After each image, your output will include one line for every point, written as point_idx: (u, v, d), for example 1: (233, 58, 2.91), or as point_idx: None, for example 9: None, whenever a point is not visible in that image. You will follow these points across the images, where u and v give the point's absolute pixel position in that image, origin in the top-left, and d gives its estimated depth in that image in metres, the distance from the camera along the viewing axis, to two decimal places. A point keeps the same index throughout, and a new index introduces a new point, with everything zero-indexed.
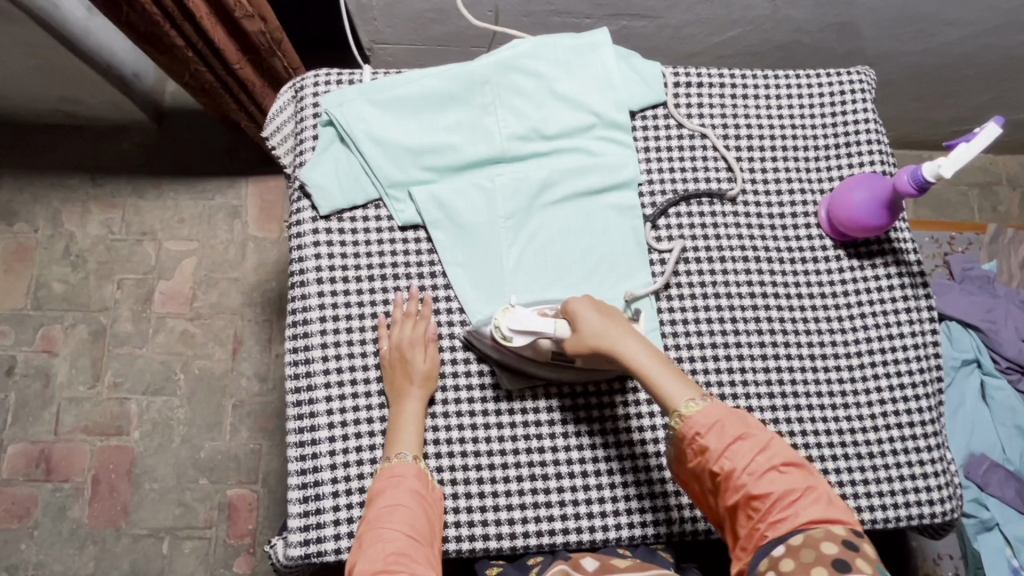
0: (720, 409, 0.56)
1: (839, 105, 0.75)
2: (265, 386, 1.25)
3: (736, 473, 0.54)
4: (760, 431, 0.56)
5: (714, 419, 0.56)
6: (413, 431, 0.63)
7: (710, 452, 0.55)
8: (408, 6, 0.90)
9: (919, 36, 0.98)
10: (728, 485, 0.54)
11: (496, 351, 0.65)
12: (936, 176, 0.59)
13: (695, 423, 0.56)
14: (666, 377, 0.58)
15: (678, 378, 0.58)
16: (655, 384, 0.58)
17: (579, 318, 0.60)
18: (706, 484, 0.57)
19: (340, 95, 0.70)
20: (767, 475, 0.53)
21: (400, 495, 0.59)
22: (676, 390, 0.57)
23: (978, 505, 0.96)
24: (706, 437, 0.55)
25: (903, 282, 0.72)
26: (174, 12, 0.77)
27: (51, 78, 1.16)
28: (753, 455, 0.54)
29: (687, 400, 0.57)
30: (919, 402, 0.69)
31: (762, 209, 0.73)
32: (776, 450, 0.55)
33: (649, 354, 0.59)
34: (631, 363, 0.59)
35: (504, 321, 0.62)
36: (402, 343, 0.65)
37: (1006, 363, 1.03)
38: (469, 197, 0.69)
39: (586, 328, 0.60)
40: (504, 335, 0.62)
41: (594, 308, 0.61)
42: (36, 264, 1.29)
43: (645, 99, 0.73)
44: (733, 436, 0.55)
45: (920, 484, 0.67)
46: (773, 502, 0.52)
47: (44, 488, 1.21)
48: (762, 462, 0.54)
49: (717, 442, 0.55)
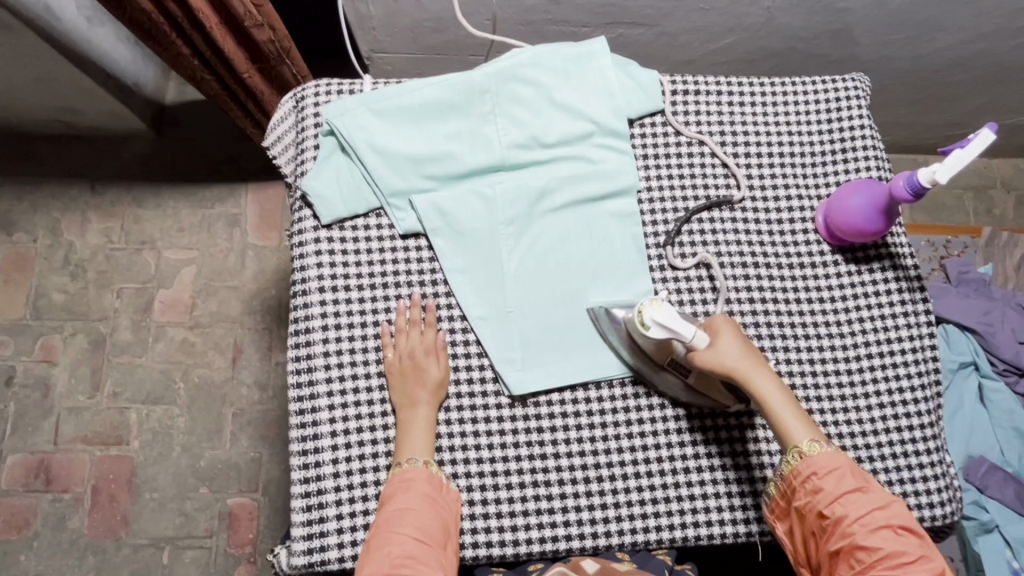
0: (841, 457, 0.57)
1: (834, 111, 0.76)
2: (265, 394, 1.25)
3: (847, 519, 0.54)
4: (882, 492, 0.56)
5: (836, 466, 0.57)
6: (424, 437, 0.64)
7: (823, 494, 0.56)
8: (407, 15, 0.91)
9: (912, 42, 0.99)
10: (834, 529, 0.55)
11: (628, 343, 0.66)
12: (931, 182, 0.60)
13: (815, 463, 0.57)
14: (790, 416, 0.59)
15: (802, 417, 0.60)
16: (779, 418, 0.59)
17: (720, 337, 0.62)
18: (809, 526, 0.57)
19: (341, 105, 0.71)
20: (879, 531, 0.54)
21: (409, 500, 0.59)
22: (799, 428, 0.59)
23: (977, 508, 0.97)
24: (822, 478, 0.56)
25: (900, 287, 0.72)
26: (179, 21, 0.78)
27: (51, 89, 1.17)
28: (869, 509, 0.54)
29: (809, 439, 0.58)
30: (917, 404, 0.70)
31: (761, 215, 0.73)
32: (894, 511, 0.55)
33: (781, 393, 0.60)
34: (756, 392, 0.60)
35: (648, 310, 0.61)
36: (412, 353, 0.66)
37: (1004, 366, 1.03)
38: (469, 205, 0.70)
39: (722, 348, 0.61)
40: (642, 322, 0.61)
41: (735, 335, 0.62)
42: (37, 273, 1.29)
43: (643, 107, 0.74)
44: (852, 486, 0.56)
45: (921, 487, 0.68)
46: (881, 558, 0.53)
47: (43, 499, 1.21)
48: (877, 517, 0.54)
49: (832, 486, 0.56)
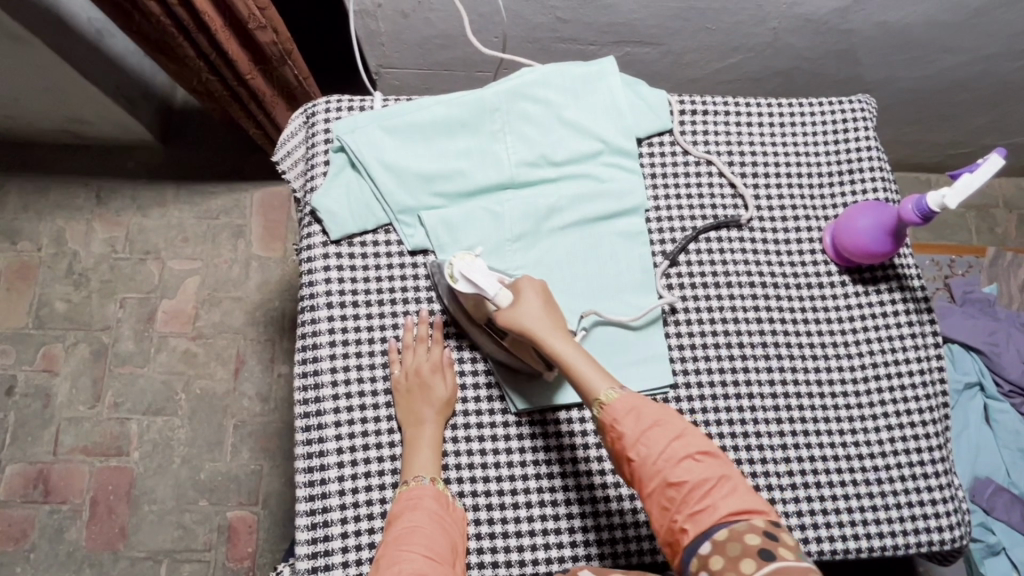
0: (638, 397, 0.57)
1: (841, 132, 0.76)
2: (267, 406, 1.25)
3: (650, 459, 0.54)
4: (679, 421, 0.56)
5: (632, 406, 0.57)
6: (432, 455, 0.63)
7: (627, 439, 0.56)
8: (416, 32, 0.91)
9: (916, 64, 1.00)
10: (643, 471, 0.55)
11: (450, 295, 0.66)
12: (941, 206, 0.60)
13: (614, 410, 0.57)
14: (588, 368, 0.59)
15: (600, 368, 0.60)
16: (575, 372, 0.59)
17: (523, 297, 0.61)
18: (627, 474, 0.57)
19: (351, 122, 0.71)
20: (682, 462, 0.54)
21: (418, 517, 0.58)
22: (598, 379, 0.59)
23: (983, 529, 0.96)
24: (623, 424, 0.56)
25: (908, 308, 0.72)
26: (188, 26, 0.78)
27: (59, 100, 1.17)
28: (667, 443, 0.55)
29: (607, 388, 0.58)
30: (926, 426, 0.69)
31: (768, 234, 0.74)
32: (691, 438, 0.55)
33: (579, 352, 0.60)
34: (555, 353, 0.60)
35: (457, 264, 0.61)
36: (419, 369, 0.65)
37: (1009, 387, 1.03)
38: (478, 222, 0.70)
39: (524, 307, 0.61)
40: (451, 275, 0.62)
41: (538, 292, 0.62)
42: (40, 282, 1.29)
43: (651, 125, 0.74)
44: (651, 424, 0.56)
45: (930, 510, 0.67)
46: (690, 491, 0.53)
47: (41, 510, 1.20)
48: (677, 448, 0.54)
49: (632, 428, 0.56)
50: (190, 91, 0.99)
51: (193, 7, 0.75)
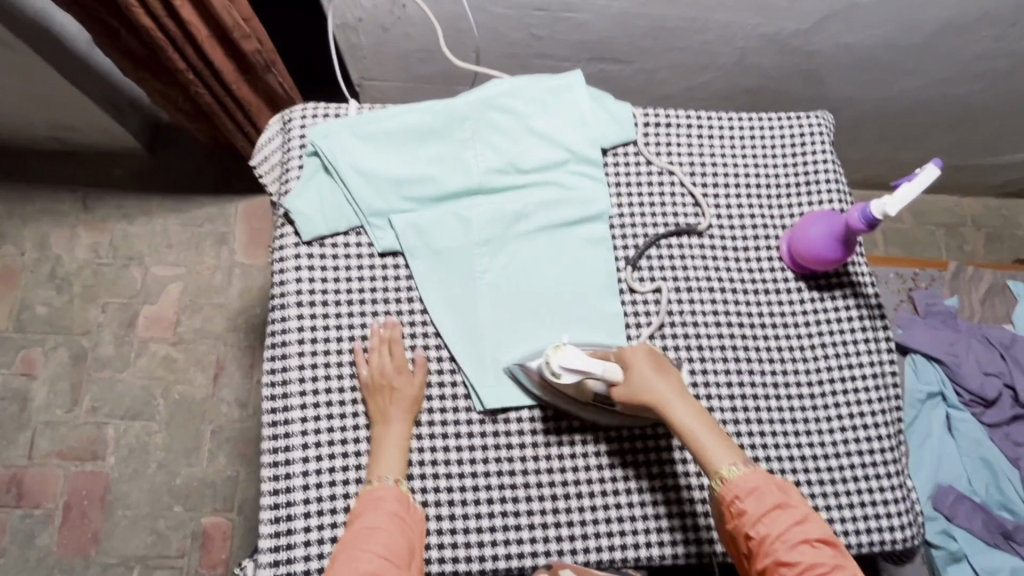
0: (760, 476, 0.58)
1: (798, 146, 0.80)
2: (245, 412, 1.25)
3: (770, 537, 0.55)
4: (802, 505, 0.57)
5: (754, 485, 0.57)
6: (397, 455, 0.65)
7: (747, 515, 0.56)
8: (395, 45, 0.95)
9: (878, 84, 1.04)
10: (759, 548, 0.55)
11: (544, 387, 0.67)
12: (882, 214, 0.63)
13: (735, 486, 0.57)
14: (711, 442, 0.60)
15: (723, 441, 0.60)
16: (697, 445, 0.60)
17: (634, 369, 0.63)
18: (740, 549, 0.57)
19: (326, 128, 0.74)
20: (799, 545, 0.54)
21: (378, 518, 0.60)
22: (721, 454, 0.59)
23: (946, 537, 0.98)
24: (744, 500, 0.57)
25: (861, 314, 0.75)
26: (176, 38, 0.81)
27: (47, 106, 1.19)
28: (790, 525, 0.55)
29: (730, 464, 0.58)
30: (878, 429, 0.72)
31: (727, 242, 0.76)
32: (814, 524, 0.56)
33: (697, 415, 0.61)
34: (676, 422, 0.61)
35: (556, 358, 0.63)
36: (383, 371, 0.67)
37: (970, 397, 1.06)
38: (446, 226, 0.72)
39: (638, 380, 0.62)
40: (553, 371, 0.63)
41: (649, 361, 0.63)
42: (21, 286, 1.30)
43: (615, 136, 0.77)
44: (772, 503, 0.56)
45: (881, 510, 0.69)
46: (803, 572, 0.53)
47: (13, 514, 1.19)
48: (797, 531, 0.55)
49: (754, 506, 0.57)
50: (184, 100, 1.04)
51: (179, 17, 0.78)
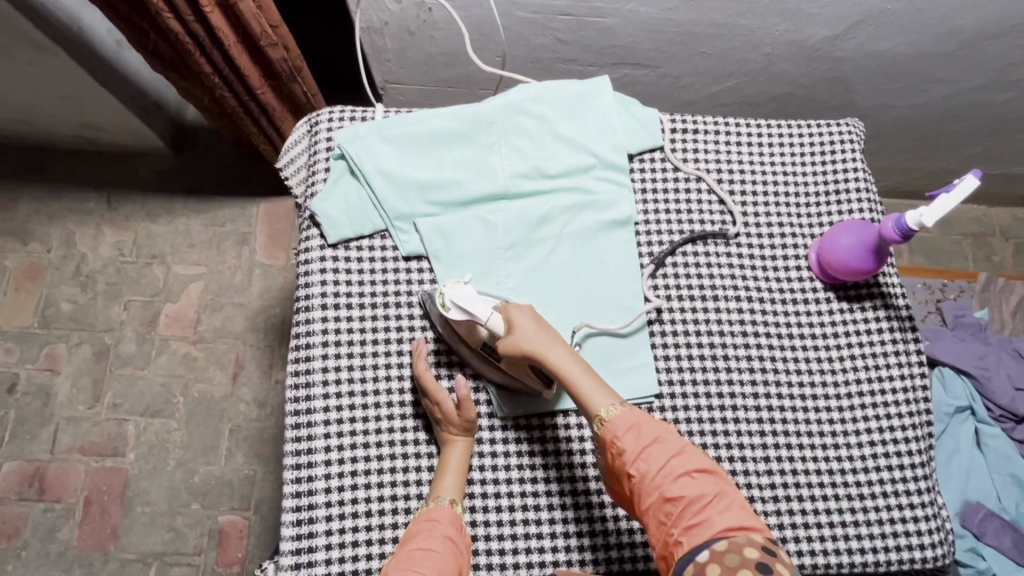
0: (637, 415, 0.60)
1: (828, 154, 0.78)
2: (263, 412, 1.26)
3: (649, 475, 0.57)
4: (677, 439, 0.59)
5: (631, 424, 0.59)
6: (456, 477, 0.64)
7: (627, 455, 0.58)
8: (420, 49, 0.95)
9: (907, 92, 1.03)
10: (642, 487, 0.57)
11: (440, 321, 0.68)
12: (918, 224, 0.62)
13: (614, 426, 0.59)
14: (591, 386, 0.61)
15: (600, 385, 0.61)
16: (579, 390, 0.61)
17: (517, 322, 0.63)
18: (626, 490, 0.59)
19: (353, 131, 0.74)
20: (680, 479, 0.56)
21: (432, 539, 0.59)
22: (599, 396, 0.60)
23: (974, 555, 0.96)
24: (622, 440, 0.58)
25: (891, 327, 0.73)
26: (202, 40, 0.82)
27: (76, 106, 1.21)
28: (667, 461, 0.57)
29: (607, 404, 0.60)
30: (908, 445, 0.70)
31: (755, 249, 0.75)
32: (690, 456, 0.58)
33: (575, 360, 0.62)
34: (556, 369, 0.62)
35: (449, 291, 0.63)
36: (434, 398, 0.65)
37: (999, 412, 1.04)
38: (472, 230, 0.72)
39: (519, 331, 0.62)
40: (444, 303, 0.64)
41: (529, 314, 0.64)
42: (47, 283, 1.32)
43: (643, 143, 0.76)
44: (650, 441, 0.58)
45: (912, 528, 0.68)
46: (686, 506, 0.55)
47: (35, 508, 1.21)
48: (675, 466, 0.57)
49: (633, 445, 0.58)
50: (208, 100, 1.03)
51: (207, 22, 0.78)
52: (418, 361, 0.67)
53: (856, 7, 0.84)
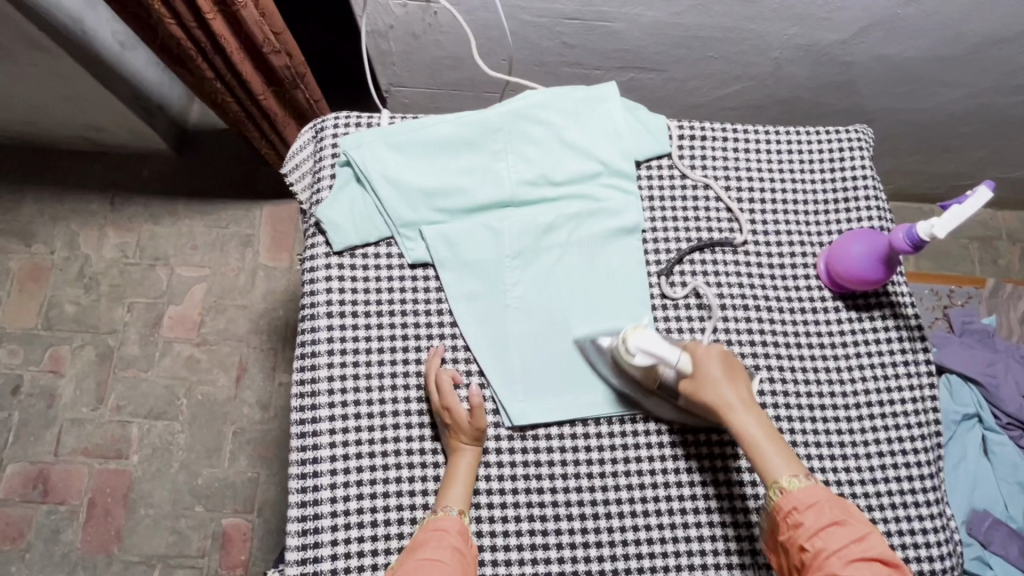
0: (821, 492, 0.56)
1: (837, 161, 0.78)
2: (266, 414, 1.26)
3: (826, 552, 0.53)
4: (860, 522, 0.55)
5: (814, 499, 0.56)
6: (464, 486, 0.64)
7: (804, 528, 0.55)
8: (425, 53, 0.94)
9: (915, 96, 1.02)
10: (812, 562, 0.54)
11: (615, 367, 0.68)
12: (930, 235, 0.61)
13: (794, 497, 0.56)
14: (772, 450, 0.59)
15: (783, 452, 0.59)
16: (758, 451, 0.59)
17: (706, 365, 0.62)
18: (792, 560, 0.56)
19: (359, 137, 0.73)
20: (859, 563, 0.52)
21: (439, 550, 0.58)
22: (780, 463, 0.58)
23: (980, 564, 0.96)
24: (802, 513, 0.55)
25: (901, 335, 0.73)
26: (205, 46, 0.82)
27: (79, 108, 1.21)
28: (848, 542, 0.53)
29: (790, 474, 0.58)
30: (917, 456, 0.70)
31: (763, 258, 0.75)
32: (871, 543, 0.53)
33: (760, 423, 0.60)
34: (738, 422, 0.60)
35: (633, 338, 0.62)
36: (449, 406, 0.64)
37: (1007, 419, 1.03)
38: (478, 239, 0.71)
39: (708, 376, 0.62)
40: (627, 350, 0.63)
41: (722, 360, 0.63)
42: (51, 284, 1.32)
43: (650, 150, 0.76)
44: (831, 520, 0.54)
45: (920, 540, 0.67)
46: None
47: (39, 510, 1.21)
48: (855, 549, 0.53)
49: (812, 520, 0.55)
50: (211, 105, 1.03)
51: (209, 28, 0.77)
52: (432, 369, 0.67)
53: (865, 11, 0.83)
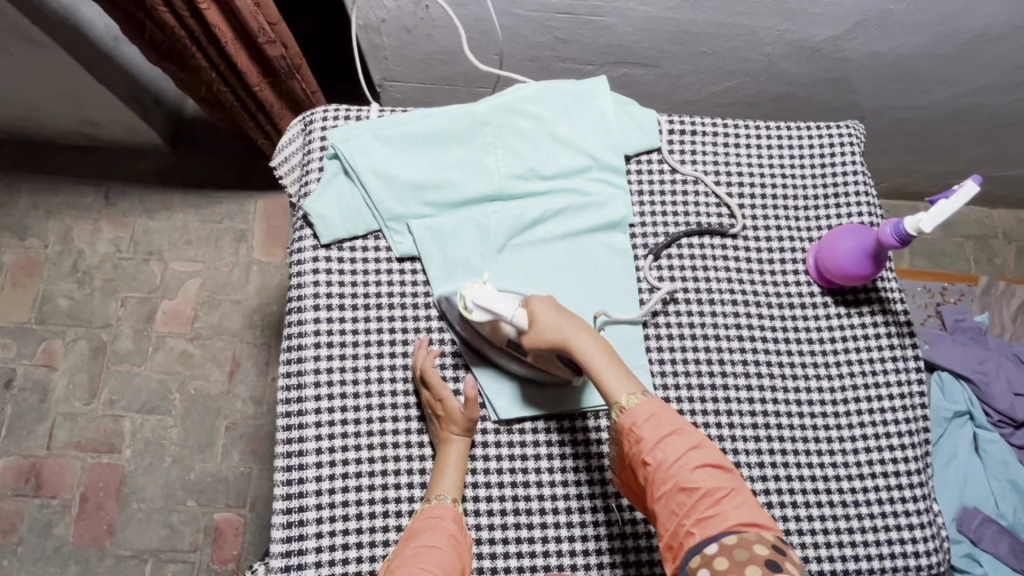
0: (657, 404, 0.59)
1: (827, 156, 0.78)
2: (259, 409, 1.26)
3: (665, 464, 0.56)
4: (694, 432, 0.58)
5: (651, 412, 0.58)
6: (456, 474, 0.64)
7: (645, 442, 0.57)
8: (417, 47, 0.94)
9: (910, 93, 1.01)
10: (658, 476, 0.56)
11: (461, 324, 0.67)
12: (917, 230, 0.61)
13: (634, 414, 0.58)
14: (613, 373, 0.60)
15: (623, 373, 0.60)
16: (600, 377, 0.60)
17: (539, 311, 0.62)
18: (639, 477, 0.58)
19: (347, 130, 0.73)
20: (698, 470, 0.55)
21: (436, 537, 0.59)
22: (619, 384, 0.60)
23: (970, 560, 0.96)
24: (640, 428, 0.57)
25: (889, 331, 0.73)
26: (198, 36, 0.81)
27: (73, 102, 1.20)
28: (685, 450, 0.56)
29: (629, 393, 0.59)
30: (904, 452, 0.69)
31: (752, 253, 0.75)
32: (706, 450, 0.57)
33: (600, 347, 0.61)
34: (580, 355, 0.61)
35: (470, 293, 0.64)
36: (442, 394, 0.64)
37: (998, 417, 1.03)
38: (466, 232, 0.71)
39: (543, 322, 0.62)
40: (466, 305, 0.64)
41: (551, 304, 0.63)
42: (44, 279, 1.32)
43: (640, 144, 0.76)
44: (669, 431, 0.57)
45: (907, 535, 0.67)
46: (700, 498, 0.54)
47: (31, 504, 1.21)
48: (692, 457, 0.56)
49: (651, 433, 0.57)
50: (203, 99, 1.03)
51: (203, 19, 0.77)
52: (422, 359, 0.67)
53: (860, 7, 0.83)
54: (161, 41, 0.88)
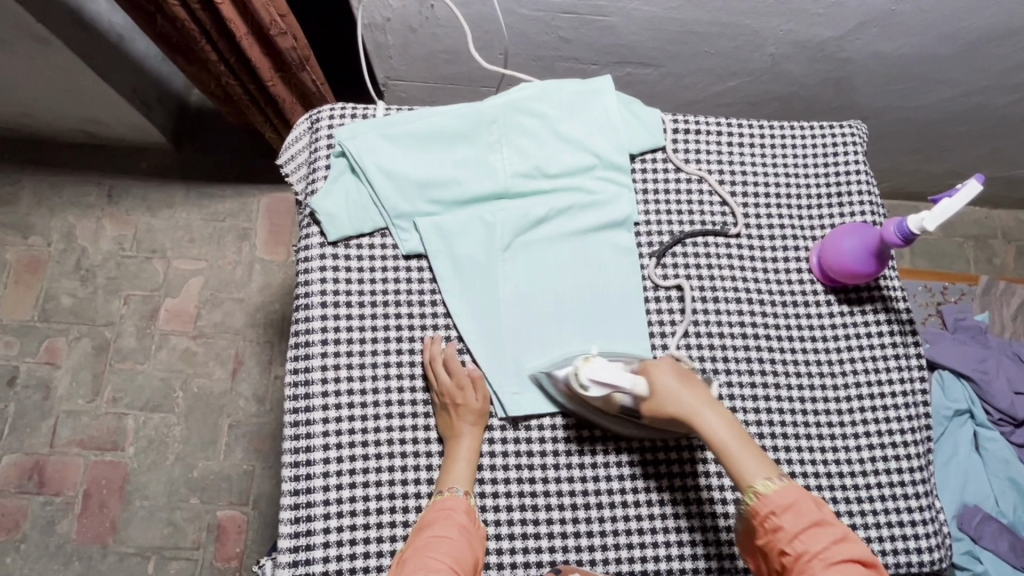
0: (795, 491, 0.56)
1: (830, 155, 0.78)
2: (262, 407, 1.26)
3: (807, 555, 0.53)
4: (837, 522, 0.55)
5: (791, 500, 0.55)
6: (467, 466, 0.64)
7: (784, 532, 0.55)
8: (422, 46, 0.95)
9: (911, 93, 1.02)
10: (794, 566, 0.54)
11: (567, 390, 0.66)
12: (920, 229, 0.61)
13: (772, 501, 0.56)
14: (745, 455, 0.58)
15: (756, 455, 0.59)
16: (732, 458, 0.58)
17: (660, 382, 0.61)
18: (772, 564, 0.56)
19: (354, 129, 0.74)
20: (841, 564, 0.52)
21: (447, 527, 0.59)
22: (755, 467, 0.58)
23: (970, 558, 0.97)
24: (780, 517, 0.55)
25: (892, 329, 0.73)
26: (208, 29, 0.82)
27: (77, 100, 1.21)
28: (829, 543, 0.53)
29: (765, 477, 0.57)
30: (907, 449, 0.70)
31: (756, 251, 0.75)
32: (849, 542, 0.54)
33: (728, 425, 0.60)
34: (708, 433, 0.59)
35: (584, 369, 0.62)
36: (451, 388, 0.65)
37: (999, 416, 1.04)
38: (472, 230, 0.72)
39: (667, 393, 0.61)
40: (580, 382, 0.62)
41: (675, 372, 0.62)
42: (48, 277, 1.32)
43: (645, 143, 0.76)
44: (810, 521, 0.54)
45: (909, 531, 0.68)
46: None
47: (34, 501, 1.21)
48: (836, 550, 0.53)
49: (792, 523, 0.55)
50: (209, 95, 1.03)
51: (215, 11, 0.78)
52: (432, 354, 0.68)
53: (862, 8, 0.83)
54: (173, 34, 0.89)
